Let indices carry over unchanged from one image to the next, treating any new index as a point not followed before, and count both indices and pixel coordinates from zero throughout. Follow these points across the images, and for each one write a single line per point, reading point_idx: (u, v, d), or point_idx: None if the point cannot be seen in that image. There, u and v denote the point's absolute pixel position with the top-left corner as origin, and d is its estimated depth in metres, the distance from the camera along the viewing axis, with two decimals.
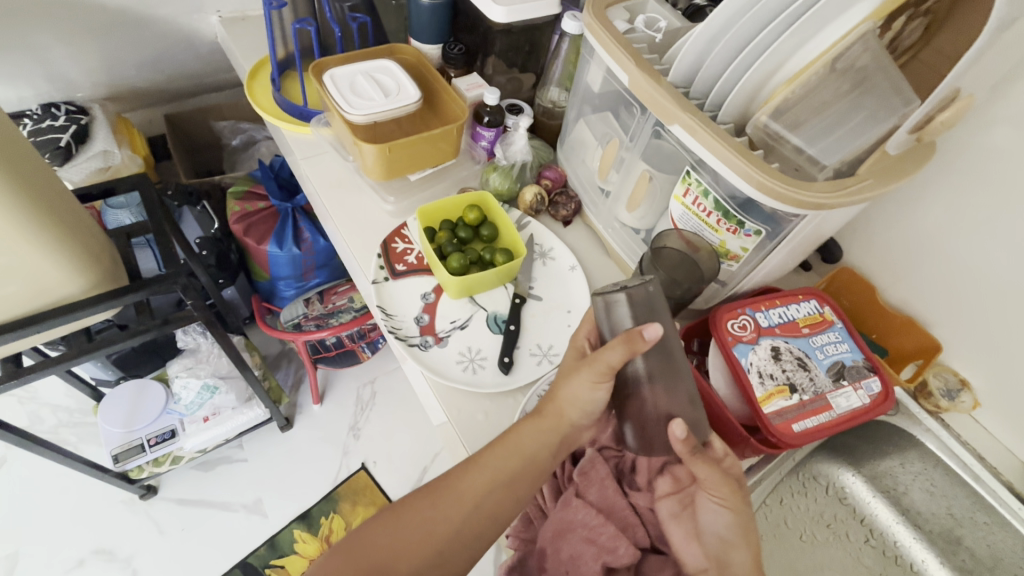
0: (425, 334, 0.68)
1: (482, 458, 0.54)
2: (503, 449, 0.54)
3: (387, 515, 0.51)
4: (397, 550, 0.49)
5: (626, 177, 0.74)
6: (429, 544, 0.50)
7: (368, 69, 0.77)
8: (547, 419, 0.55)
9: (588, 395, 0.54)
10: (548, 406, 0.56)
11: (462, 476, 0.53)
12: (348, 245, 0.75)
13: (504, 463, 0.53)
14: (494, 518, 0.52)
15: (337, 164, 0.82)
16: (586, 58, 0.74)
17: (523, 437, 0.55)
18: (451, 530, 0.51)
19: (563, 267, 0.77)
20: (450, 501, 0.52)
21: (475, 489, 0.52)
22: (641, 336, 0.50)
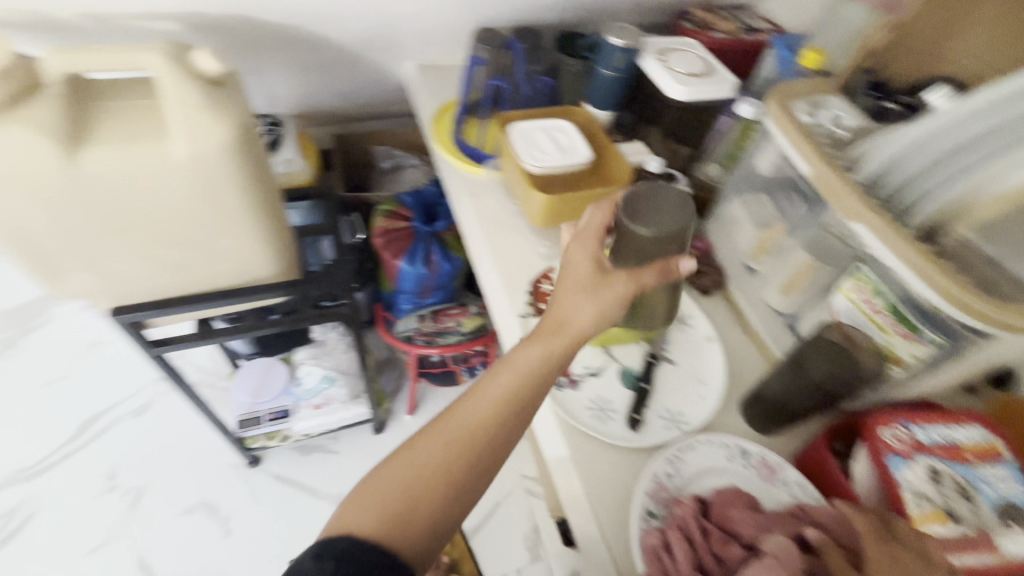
0: (560, 373, 0.72)
1: (489, 384, 0.55)
2: (524, 369, 0.55)
3: (401, 450, 0.52)
4: (413, 479, 0.50)
5: (783, 262, 0.76)
6: (445, 471, 0.50)
7: (547, 125, 0.85)
8: (546, 338, 0.57)
9: (570, 309, 0.58)
10: (558, 327, 0.58)
11: (464, 407, 0.54)
12: (501, 277, 0.81)
13: (504, 385, 0.55)
14: (510, 427, 0.54)
15: (500, 204, 0.91)
16: (759, 143, 0.77)
17: (524, 358, 0.56)
18: (467, 457, 0.51)
19: (699, 336, 0.78)
20: (459, 423, 0.53)
21: (476, 415, 0.53)
22: (675, 267, 0.60)
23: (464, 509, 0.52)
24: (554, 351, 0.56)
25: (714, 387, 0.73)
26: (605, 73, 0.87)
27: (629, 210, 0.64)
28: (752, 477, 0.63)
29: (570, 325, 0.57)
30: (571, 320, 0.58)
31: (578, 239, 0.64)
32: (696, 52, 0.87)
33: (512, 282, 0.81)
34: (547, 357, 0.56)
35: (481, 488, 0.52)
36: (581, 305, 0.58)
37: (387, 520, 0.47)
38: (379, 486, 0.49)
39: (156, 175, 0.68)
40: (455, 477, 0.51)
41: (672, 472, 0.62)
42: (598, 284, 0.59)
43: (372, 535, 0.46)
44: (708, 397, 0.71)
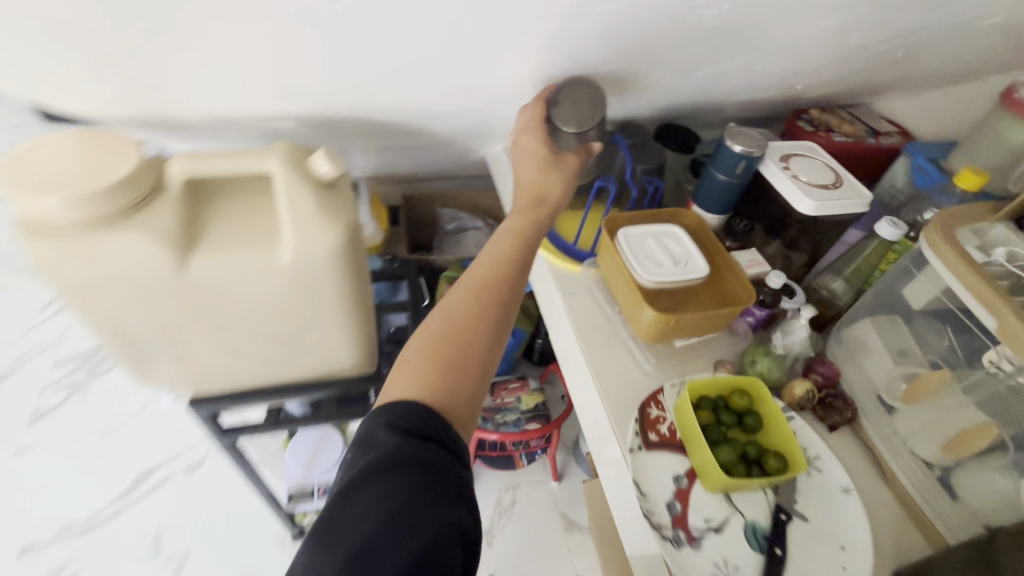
0: (676, 526, 0.63)
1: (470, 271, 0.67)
2: (500, 270, 0.68)
3: (419, 335, 0.62)
4: (435, 356, 0.59)
5: (946, 412, 0.66)
6: (470, 324, 0.62)
7: (657, 232, 0.80)
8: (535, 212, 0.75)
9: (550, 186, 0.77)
10: (523, 218, 0.73)
11: (452, 297, 0.65)
12: (604, 396, 0.74)
13: (471, 278, 0.66)
14: (505, 303, 0.65)
15: (598, 307, 0.84)
16: (912, 270, 0.70)
17: (484, 258, 0.69)
18: (475, 329, 0.61)
19: (834, 487, 0.68)
20: (458, 305, 0.63)
21: (476, 295, 0.64)
22: (593, 145, 0.80)
23: (489, 372, 0.62)
24: (535, 231, 0.73)
25: (860, 557, 0.62)
26: (718, 176, 0.81)
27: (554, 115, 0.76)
28: None
29: (525, 236, 0.72)
30: (534, 229, 0.73)
31: (522, 151, 0.79)
32: (825, 161, 0.80)
33: (616, 404, 0.73)
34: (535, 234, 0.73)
35: (503, 334, 0.64)
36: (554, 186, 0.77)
37: (431, 388, 0.56)
38: (418, 364, 0.58)
39: (259, 276, 0.65)
40: (483, 316, 0.63)
41: None
42: (531, 218, 0.73)
43: (422, 401, 0.55)
44: (854, 571, 0.61)
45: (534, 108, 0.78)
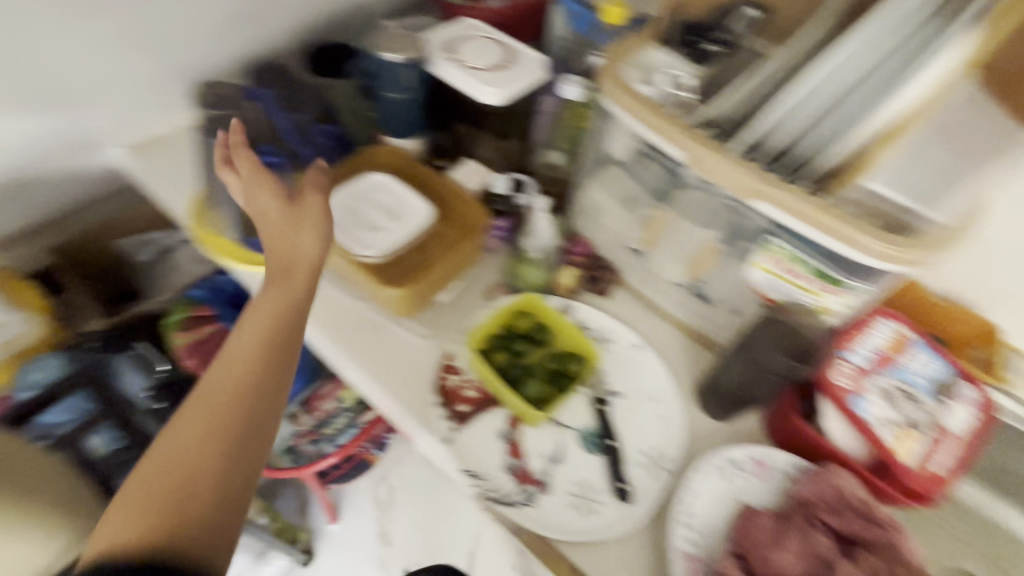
0: (523, 483, 0.59)
1: (236, 344, 0.51)
2: (269, 338, 0.52)
3: (194, 399, 0.48)
4: (184, 484, 0.43)
5: (684, 241, 0.68)
6: (228, 407, 0.48)
7: (359, 190, 0.65)
8: (279, 267, 0.55)
9: (300, 242, 0.55)
10: (285, 275, 0.55)
11: (215, 369, 0.50)
12: (392, 398, 0.63)
13: (256, 315, 0.53)
14: (257, 391, 0.49)
15: (340, 300, 0.68)
16: (604, 124, 0.68)
17: (263, 298, 0.54)
18: (239, 427, 0.47)
19: (627, 347, 0.72)
20: (220, 367, 0.50)
21: (245, 375, 0.49)
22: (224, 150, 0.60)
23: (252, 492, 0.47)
24: (289, 308, 0.53)
25: (668, 399, 0.67)
26: (394, 96, 0.69)
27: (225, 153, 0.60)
28: (754, 483, 0.59)
29: (290, 298, 0.54)
30: (290, 295, 0.54)
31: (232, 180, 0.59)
32: (487, 35, 0.72)
33: (412, 397, 0.63)
34: (297, 305, 0.54)
35: (277, 430, 0.50)
36: (303, 232, 0.55)
37: (166, 522, 0.41)
38: (167, 465, 0.44)
39: None
40: (251, 404, 0.48)
41: (691, 533, 0.55)
42: (284, 277, 0.54)
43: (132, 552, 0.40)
44: (671, 414, 0.66)
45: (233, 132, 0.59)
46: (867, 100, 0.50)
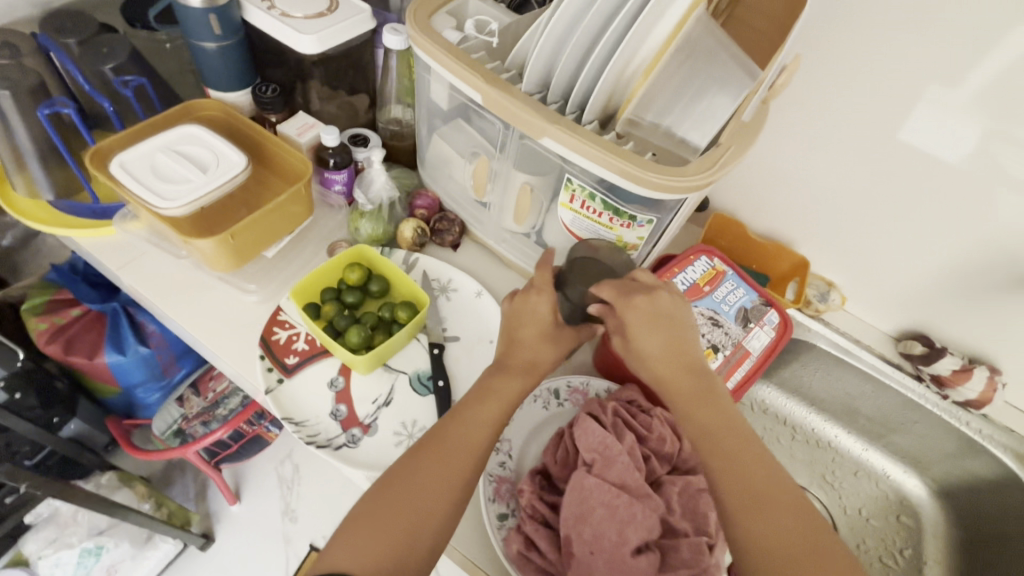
0: (348, 427, 0.60)
1: (444, 438, 0.50)
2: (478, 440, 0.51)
3: (400, 499, 0.47)
4: (417, 510, 0.46)
5: (505, 189, 0.68)
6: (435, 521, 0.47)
7: (168, 142, 0.63)
8: (513, 366, 0.56)
9: (530, 310, 0.58)
10: (491, 395, 0.54)
11: (401, 480, 0.48)
12: (217, 352, 0.63)
13: (426, 472, 0.48)
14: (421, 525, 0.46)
15: (167, 263, 0.67)
16: (421, 73, 0.68)
17: (416, 473, 0.48)
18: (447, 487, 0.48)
19: (469, 296, 0.73)
20: (427, 482, 0.48)
21: (467, 459, 0.50)
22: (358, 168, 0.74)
23: None
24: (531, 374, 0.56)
25: None
26: (206, 44, 0.66)
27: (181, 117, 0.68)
28: (570, 409, 0.63)
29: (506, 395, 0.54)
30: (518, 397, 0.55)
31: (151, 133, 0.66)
32: None
33: (238, 353, 0.63)
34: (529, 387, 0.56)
35: None
36: (526, 334, 0.58)
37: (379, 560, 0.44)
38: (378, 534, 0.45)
39: None
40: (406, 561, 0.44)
41: (505, 458, 0.58)
42: (521, 371, 0.56)
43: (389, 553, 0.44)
44: None
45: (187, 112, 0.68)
46: (624, 31, 0.52)
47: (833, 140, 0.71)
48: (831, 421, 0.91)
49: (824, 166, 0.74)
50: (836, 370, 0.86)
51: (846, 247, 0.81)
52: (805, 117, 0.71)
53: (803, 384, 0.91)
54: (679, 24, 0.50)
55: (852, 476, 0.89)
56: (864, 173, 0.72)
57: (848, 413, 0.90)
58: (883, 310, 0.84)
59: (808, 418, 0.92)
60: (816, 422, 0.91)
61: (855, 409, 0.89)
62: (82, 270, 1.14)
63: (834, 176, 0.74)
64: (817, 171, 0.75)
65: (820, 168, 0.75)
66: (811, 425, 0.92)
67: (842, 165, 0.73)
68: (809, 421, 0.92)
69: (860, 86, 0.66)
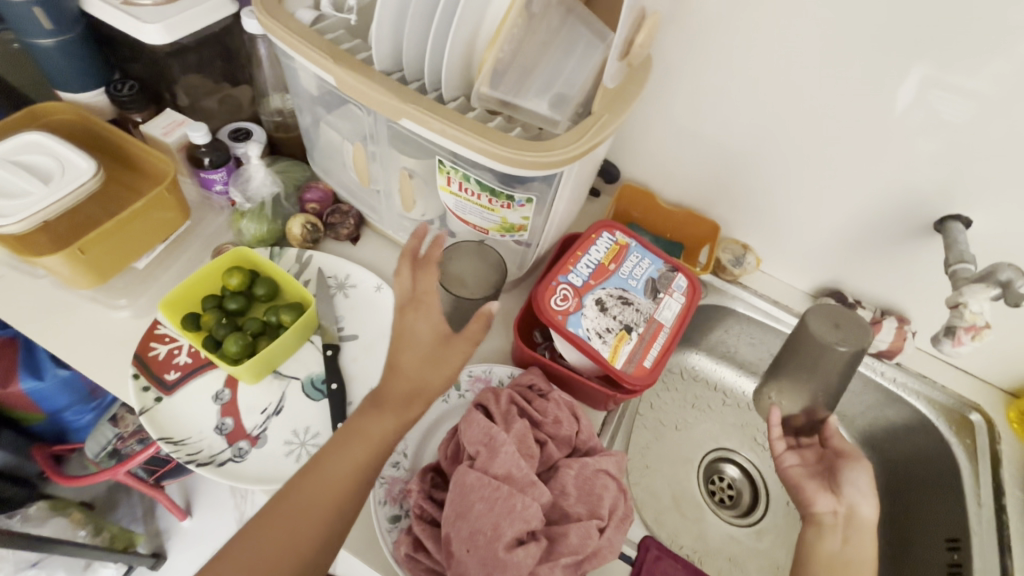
0: (235, 441, 0.58)
1: (298, 492, 0.46)
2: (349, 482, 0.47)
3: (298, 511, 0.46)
4: (309, 521, 0.46)
5: (389, 174, 0.64)
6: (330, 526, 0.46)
7: (4, 153, 0.57)
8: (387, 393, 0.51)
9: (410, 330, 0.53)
10: (360, 432, 0.49)
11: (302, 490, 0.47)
12: (88, 374, 0.59)
13: (324, 484, 0.47)
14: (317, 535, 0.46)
15: (29, 284, 0.63)
16: (286, 62, 0.62)
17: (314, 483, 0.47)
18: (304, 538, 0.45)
19: (369, 291, 0.70)
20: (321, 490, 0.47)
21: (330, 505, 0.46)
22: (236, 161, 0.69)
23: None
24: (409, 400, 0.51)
25: None
26: (41, 42, 0.61)
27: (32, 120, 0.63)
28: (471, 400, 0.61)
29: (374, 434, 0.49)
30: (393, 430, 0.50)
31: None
32: None
33: (113, 374, 0.59)
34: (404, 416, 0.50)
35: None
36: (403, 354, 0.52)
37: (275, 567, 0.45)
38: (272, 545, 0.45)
39: None
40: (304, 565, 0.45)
41: (399, 459, 0.56)
42: (399, 405, 0.50)
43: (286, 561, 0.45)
44: None
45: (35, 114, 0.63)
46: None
47: (726, 98, 0.71)
48: None
49: (720, 125, 0.74)
50: (757, 333, 0.87)
51: (754, 208, 0.81)
52: (698, 77, 0.70)
53: (730, 349, 0.91)
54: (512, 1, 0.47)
55: None
56: (756, 132, 0.72)
57: None
58: (797, 268, 0.85)
59: (738, 382, 0.92)
60: (745, 386, 0.92)
61: None
62: None
63: (732, 136, 0.74)
64: (715, 133, 0.75)
65: (718, 129, 0.74)
66: (741, 389, 0.92)
67: (735, 125, 0.73)
68: (740, 385, 0.92)
69: (743, 40, 0.65)
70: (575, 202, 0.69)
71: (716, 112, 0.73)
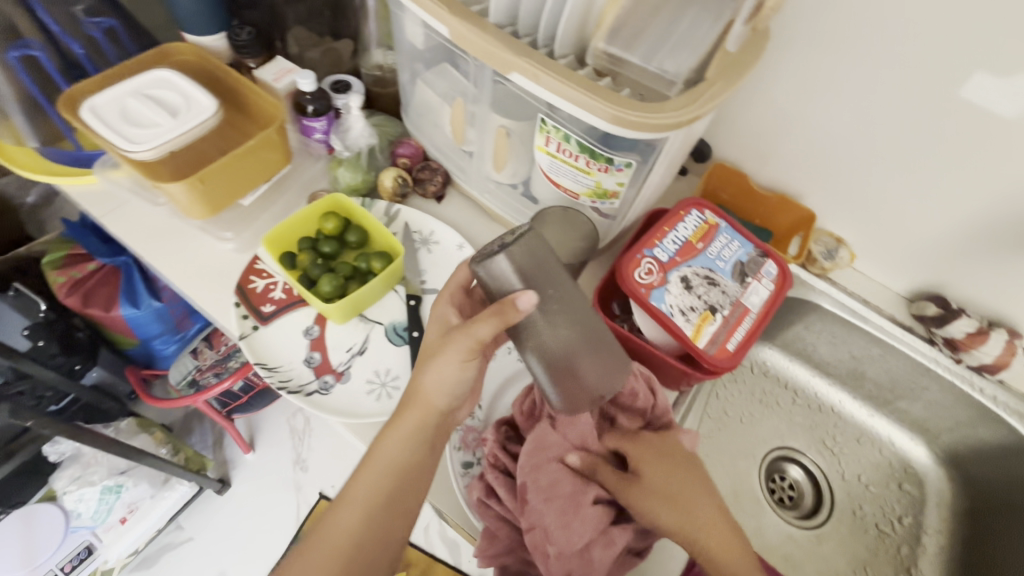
0: (321, 374, 0.61)
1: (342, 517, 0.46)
2: (393, 501, 0.48)
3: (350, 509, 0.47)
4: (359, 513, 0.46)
5: (484, 134, 0.65)
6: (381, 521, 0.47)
7: (139, 86, 0.62)
8: (412, 413, 0.49)
9: (440, 376, 0.49)
10: (376, 454, 0.48)
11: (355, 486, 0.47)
12: (196, 298, 0.64)
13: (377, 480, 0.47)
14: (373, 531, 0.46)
15: (149, 211, 0.68)
16: (397, 11, 0.63)
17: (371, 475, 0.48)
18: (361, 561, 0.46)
19: (451, 249, 0.71)
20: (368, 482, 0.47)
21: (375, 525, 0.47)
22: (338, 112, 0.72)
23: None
24: (426, 425, 0.50)
25: None
26: None
27: (162, 57, 0.68)
28: None
29: (393, 456, 0.48)
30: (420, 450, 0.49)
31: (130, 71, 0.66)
32: None
33: (217, 301, 0.64)
34: (425, 435, 0.50)
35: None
36: (433, 392, 0.49)
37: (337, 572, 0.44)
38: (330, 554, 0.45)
39: None
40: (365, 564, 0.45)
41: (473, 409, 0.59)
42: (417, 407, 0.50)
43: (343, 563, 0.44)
44: None
45: (166, 53, 0.68)
46: None
47: (843, 80, 0.66)
48: (836, 385, 0.88)
49: (833, 110, 0.69)
50: (842, 333, 0.82)
51: (857, 200, 0.76)
52: (815, 55, 0.66)
53: (807, 347, 0.87)
54: None
55: (854, 442, 0.86)
56: (870, 119, 0.67)
57: (854, 377, 0.86)
58: (895, 268, 0.79)
59: (811, 381, 0.88)
60: (818, 386, 0.88)
61: (862, 373, 0.84)
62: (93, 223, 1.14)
63: (843, 122, 0.69)
64: (824, 117, 0.70)
65: (830, 113, 0.69)
66: (814, 389, 0.88)
67: (847, 110, 0.68)
68: (812, 385, 0.88)
69: (871, 18, 0.60)
70: (667, 179, 0.67)
71: (829, 94, 0.68)
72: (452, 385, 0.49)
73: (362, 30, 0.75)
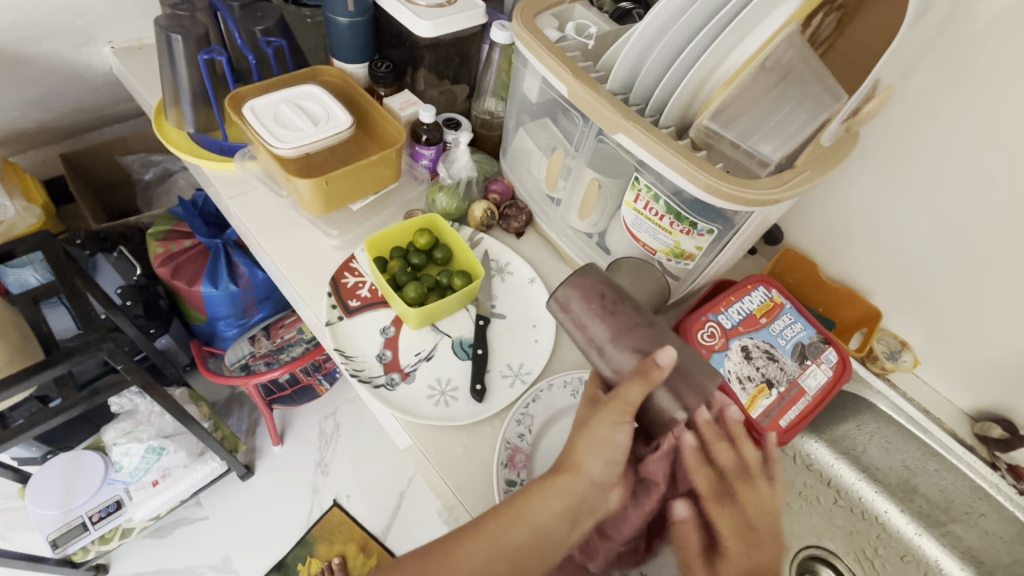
0: (389, 371, 0.66)
1: (475, 551, 0.40)
2: (515, 558, 0.40)
3: (504, 516, 0.42)
4: (510, 537, 0.41)
5: (576, 184, 0.71)
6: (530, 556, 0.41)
7: (291, 96, 0.73)
8: (564, 476, 0.44)
9: (606, 440, 0.45)
10: (520, 505, 0.42)
11: (511, 520, 0.42)
12: (293, 284, 0.71)
13: (513, 534, 0.41)
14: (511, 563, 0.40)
15: (269, 200, 0.77)
16: (520, 67, 0.71)
17: (541, 505, 0.42)
18: None
19: (523, 281, 0.76)
20: (517, 522, 0.41)
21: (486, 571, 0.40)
22: (447, 144, 0.80)
23: None
24: (576, 494, 0.43)
25: (549, 325, 0.72)
26: (339, 19, 0.77)
27: (314, 75, 0.80)
28: None
29: (538, 521, 0.42)
30: (562, 523, 0.43)
31: (287, 80, 0.77)
32: None
33: (312, 289, 0.71)
34: (571, 506, 0.43)
35: None
36: (591, 462, 0.44)
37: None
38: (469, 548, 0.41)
39: None
40: None
41: (524, 431, 0.62)
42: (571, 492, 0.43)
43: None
44: (544, 340, 0.70)
45: (322, 75, 0.80)
46: (706, 42, 0.55)
47: (926, 189, 0.69)
48: (883, 493, 0.82)
49: (912, 218, 0.72)
50: (897, 439, 0.80)
51: (926, 308, 0.76)
52: (901, 165, 0.69)
53: (856, 447, 0.83)
54: (760, 49, 0.54)
55: (897, 559, 0.80)
56: (949, 234, 0.69)
57: (904, 489, 0.81)
58: (958, 382, 0.79)
59: (857, 484, 0.83)
60: (864, 491, 0.82)
61: (913, 486, 0.80)
62: (200, 206, 1.27)
63: (920, 230, 0.72)
64: (900, 223, 0.73)
65: (908, 220, 0.72)
66: (859, 493, 0.83)
67: (927, 220, 0.70)
68: (857, 489, 0.83)
69: (961, 140, 0.64)
70: (741, 255, 0.69)
71: (910, 202, 0.71)
72: (605, 450, 0.44)
73: (482, 78, 0.83)
